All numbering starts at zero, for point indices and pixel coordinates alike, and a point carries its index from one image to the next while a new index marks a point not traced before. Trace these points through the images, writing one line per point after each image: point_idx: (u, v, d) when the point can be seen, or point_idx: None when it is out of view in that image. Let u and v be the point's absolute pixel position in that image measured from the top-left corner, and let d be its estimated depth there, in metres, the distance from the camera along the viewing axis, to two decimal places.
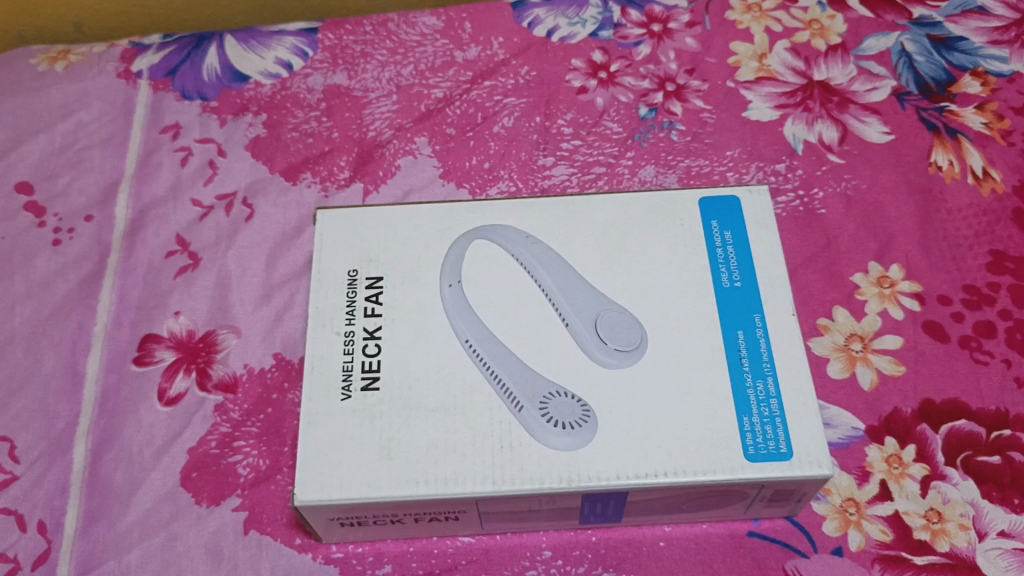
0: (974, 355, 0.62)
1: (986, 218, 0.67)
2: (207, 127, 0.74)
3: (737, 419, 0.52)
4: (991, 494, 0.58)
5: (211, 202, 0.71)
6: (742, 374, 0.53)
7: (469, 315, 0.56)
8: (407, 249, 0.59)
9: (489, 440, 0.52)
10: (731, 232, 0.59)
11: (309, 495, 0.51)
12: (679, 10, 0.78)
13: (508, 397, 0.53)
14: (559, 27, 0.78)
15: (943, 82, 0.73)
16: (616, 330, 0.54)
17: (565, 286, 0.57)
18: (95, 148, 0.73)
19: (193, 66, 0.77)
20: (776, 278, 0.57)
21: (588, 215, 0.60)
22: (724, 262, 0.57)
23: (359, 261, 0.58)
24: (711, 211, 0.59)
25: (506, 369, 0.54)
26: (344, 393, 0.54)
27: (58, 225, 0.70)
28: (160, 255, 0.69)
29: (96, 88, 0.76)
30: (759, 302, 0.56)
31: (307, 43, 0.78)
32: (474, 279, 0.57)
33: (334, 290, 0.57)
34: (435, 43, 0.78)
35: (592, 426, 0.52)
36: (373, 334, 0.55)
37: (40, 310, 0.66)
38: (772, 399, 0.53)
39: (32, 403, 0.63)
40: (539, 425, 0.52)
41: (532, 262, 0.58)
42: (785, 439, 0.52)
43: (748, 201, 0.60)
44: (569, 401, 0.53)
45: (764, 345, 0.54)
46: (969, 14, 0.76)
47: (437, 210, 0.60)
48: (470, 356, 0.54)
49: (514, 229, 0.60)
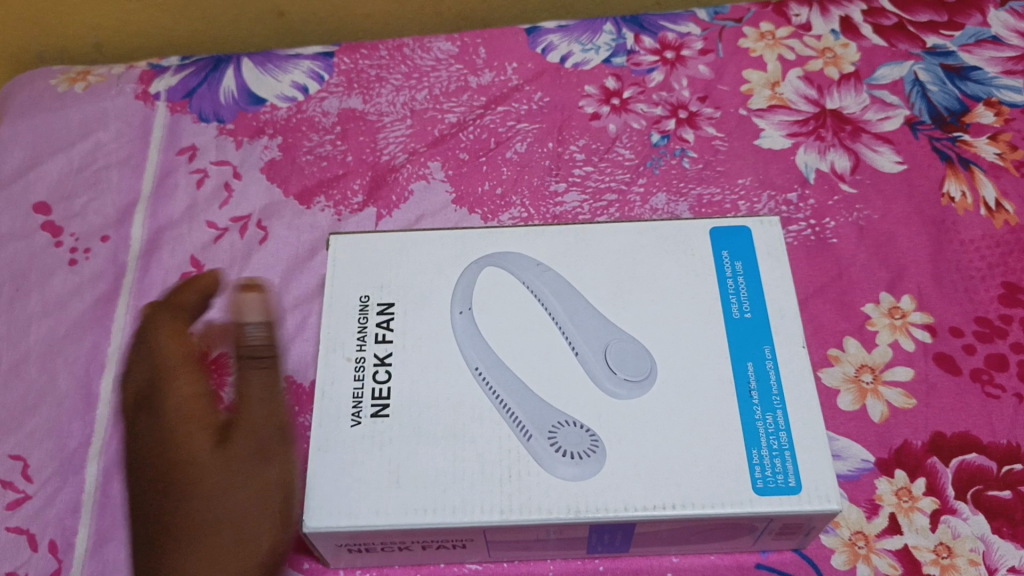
0: (985, 389, 0.61)
1: (999, 249, 0.67)
2: (223, 149, 0.75)
3: (746, 451, 0.52)
4: (1001, 529, 0.57)
5: (226, 224, 0.71)
6: (752, 406, 0.53)
7: (479, 341, 0.56)
8: (418, 274, 0.60)
9: (496, 471, 0.52)
10: (742, 261, 0.59)
11: (319, 521, 0.51)
12: (692, 37, 0.78)
13: (517, 425, 0.53)
14: (572, 53, 0.78)
15: (956, 112, 0.73)
16: (627, 359, 0.55)
17: (576, 314, 0.57)
18: (113, 168, 0.74)
19: (211, 88, 0.78)
20: (787, 309, 0.57)
21: (598, 244, 0.61)
22: (735, 293, 0.58)
23: (370, 286, 0.59)
24: (723, 240, 0.60)
25: (515, 396, 0.54)
26: (354, 419, 0.54)
27: (75, 245, 0.71)
28: (174, 276, 0.69)
29: (114, 109, 0.77)
30: (769, 333, 0.56)
31: (323, 67, 0.79)
32: (486, 304, 0.58)
33: (345, 315, 0.58)
34: (449, 69, 0.78)
35: (601, 456, 0.52)
36: (384, 360, 0.56)
37: (55, 328, 0.67)
38: (782, 432, 0.52)
39: (45, 422, 0.64)
40: (548, 454, 0.52)
41: (543, 289, 0.58)
42: (794, 473, 0.51)
43: (761, 233, 0.60)
44: (578, 430, 0.53)
45: (774, 376, 0.54)
46: (983, 44, 0.76)
47: (451, 237, 0.61)
48: (480, 382, 0.55)
49: (525, 256, 0.60)
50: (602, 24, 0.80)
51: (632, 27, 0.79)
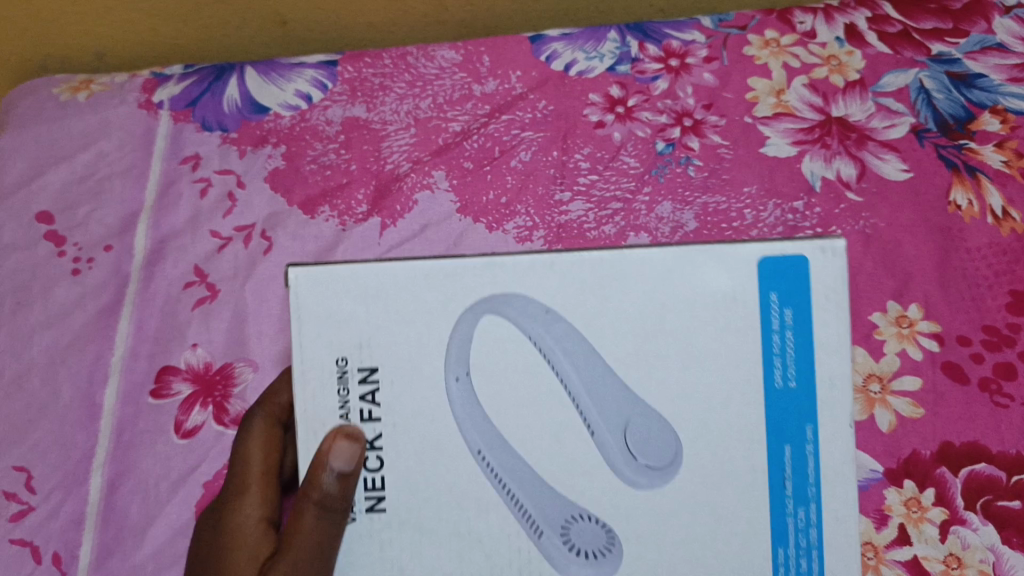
0: (993, 398, 0.62)
1: (1006, 257, 0.67)
2: (226, 158, 0.74)
3: (773, 549, 0.49)
4: (1011, 539, 0.58)
5: (230, 234, 0.71)
6: (783, 501, 0.49)
7: (481, 420, 0.49)
8: (401, 330, 0.49)
9: (506, 572, 0.49)
10: (793, 309, 0.48)
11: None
12: (697, 45, 0.77)
13: (528, 521, 0.49)
14: (576, 61, 0.77)
15: (963, 120, 0.72)
16: (648, 446, 0.48)
17: (594, 385, 0.49)
18: (116, 177, 0.75)
19: (214, 96, 0.77)
20: (837, 374, 0.48)
21: (619, 280, 0.49)
22: (779, 356, 0.48)
23: (348, 346, 0.50)
24: (772, 279, 0.48)
25: (522, 486, 0.49)
26: (348, 515, 0.49)
27: (78, 255, 0.71)
28: (178, 286, 0.70)
29: (117, 118, 0.77)
30: (813, 408, 0.48)
31: (328, 76, 0.77)
32: (488, 369, 0.49)
33: (326, 385, 0.50)
34: (453, 77, 0.77)
35: (617, 555, 0.49)
36: (373, 445, 0.49)
37: (59, 340, 0.68)
38: (812, 529, 0.49)
39: (48, 435, 0.65)
40: (561, 553, 0.49)
41: (552, 349, 0.48)
42: (818, 573, 0.49)
43: (822, 267, 0.48)
44: (592, 526, 0.49)
45: (812, 464, 0.48)
46: (988, 52, 0.75)
47: (437, 271, 0.49)
48: (485, 471, 0.49)
49: (529, 300, 0.49)
50: (606, 32, 0.79)
51: (636, 35, 0.78)
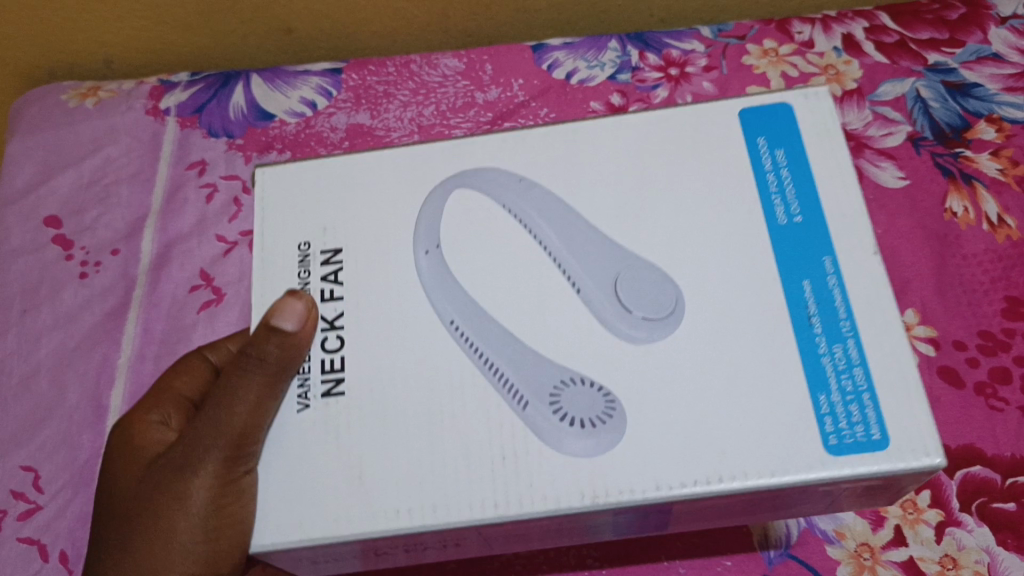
0: (989, 402, 0.62)
1: (1002, 264, 0.67)
2: (232, 164, 0.76)
3: (813, 398, 0.43)
4: (1007, 541, 0.58)
5: (235, 238, 0.73)
6: (815, 340, 0.44)
7: (454, 289, 0.47)
8: (369, 211, 0.50)
9: (488, 453, 0.43)
10: (783, 149, 0.49)
11: (261, 539, 0.43)
12: (696, 54, 0.79)
13: (507, 390, 0.45)
14: (577, 69, 0.79)
15: (958, 128, 0.73)
16: (644, 296, 0.45)
17: (577, 246, 0.48)
18: (123, 183, 0.76)
19: (220, 103, 0.78)
20: (851, 208, 0.47)
21: (599, 146, 0.51)
22: (779, 189, 0.48)
23: (312, 231, 0.50)
24: (756, 127, 0.50)
25: (501, 355, 0.46)
26: (302, 402, 0.46)
27: (85, 258, 0.73)
28: (184, 289, 0.71)
29: (125, 125, 0.78)
30: (828, 238, 0.46)
31: (331, 83, 0.79)
32: (461, 243, 0.49)
33: (285, 271, 0.49)
34: (457, 85, 0.78)
35: (619, 421, 0.43)
36: (334, 325, 0.47)
37: (66, 342, 0.70)
38: (856, 368, 0.43)
39: (56, 435, 0.66)
40: (550, 426, 0.44)
41: (531, 216, 0.49)
42: (877, 424, 0.42)
43: (805, 107, 0.50)
44: (586, 391, 0.44)
45: (839, 296, 0.45)
46: (984, 62, 0.76)
47: (402, 161, 0.51)
48: (456, 337, 0.46)
49: (506, 172, 0.51)
50: (607, 41, 0.80)
51: (636, 44, 0.80)
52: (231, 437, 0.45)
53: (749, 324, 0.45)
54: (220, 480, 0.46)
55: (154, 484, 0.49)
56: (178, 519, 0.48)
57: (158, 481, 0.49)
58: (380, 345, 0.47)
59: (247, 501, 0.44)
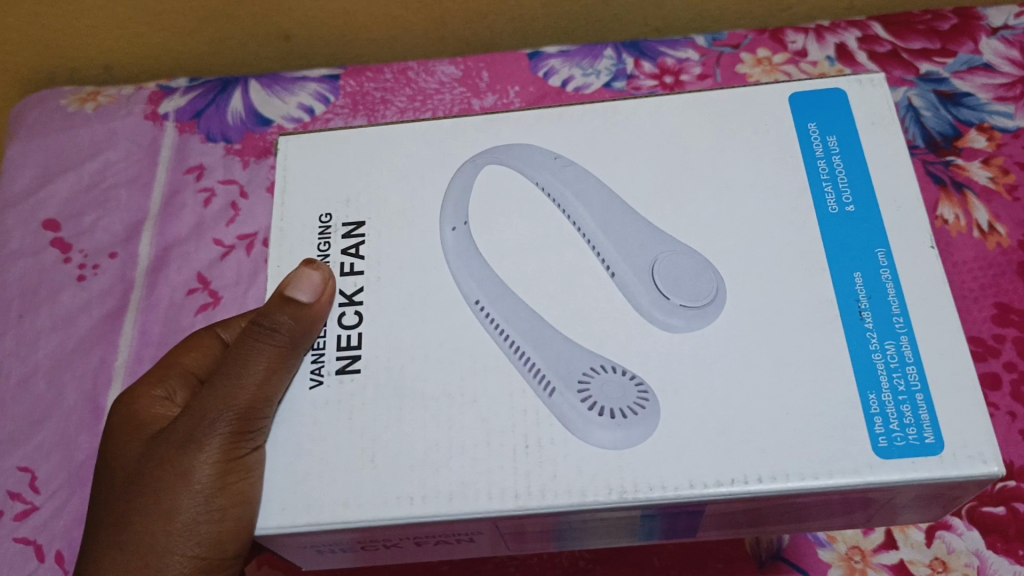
0: None
1: (992, 270, 0.68)
2: (230, 169, 0.76)
3: (863, 396, 0.44)
4: (996, 544, 0.59)
5: (233, 241, 0.73)
6: (866, 336, 0.45)
7: (481, 268, 0.49)
8: (396, 183, 0.53)
9: (509, 439, 0.45)
10: (835, 137, 0.51)
11: (266, 520, 0.44)
12: (691, 63, 0.79)
13: (535, 377, 0.46)
14: (573, 77, 0.79)
15: (950, 137, 0.74)
16: (681, 283, 0.47)
17: (607, 225, 0.50)
18: (122, 187, 0.77)
19: (219, 108, 0.79)
20: (905, 198, 0.49)
21: (633, 128, 0.53)
22: (831, 182, 0.50)
23: (335, 203, 0.52)
24: (807, 113, 0.52)
25: (530, 340, 0.47)
26: (315, 377, 0.47)
27: (84, 261, 0.74)
28: (181, 292, 0.72)
29: (124, 129, 0.79)
30: (881, 231, 0.48)
31: (329, 89, 0.80)
32: (485, 219, 0.51)
33: (305, 241, 0.51)
34: (453, 92, 0.79)
35: (653, 417, 0.44)
36: (352, 299, 0.49)
37: (64, 344, 0.71)
38: (909, 366, 0.45)
39: (53, 436, 0.67)
40: (580, 417, 0.45)
41: (563, 195, 0.51)
42: (932, 427, 0.43)
43: (858, 93, 0.52)
44: (618, 381, 0.46)
45: (892, 289, 0.47)
46: (975, 72, 0.76)
47: (432, 139, 0.54)
48: (479, 317, 0.48)
49: (539, 150, 0.53)
50: (602, 49, 0.80)
51: (631, 53, 0.80)
52: (241, 408, 0.46)
53: (730, 338, 0.46)
54: (228, 454, 0.46)
55: (154, 460, 0.49)
56: (180, 497, 0.48)
57: (159, 457, 0.49)
58: (375, 346, 0.48)
59: (255, 479, 0.45)
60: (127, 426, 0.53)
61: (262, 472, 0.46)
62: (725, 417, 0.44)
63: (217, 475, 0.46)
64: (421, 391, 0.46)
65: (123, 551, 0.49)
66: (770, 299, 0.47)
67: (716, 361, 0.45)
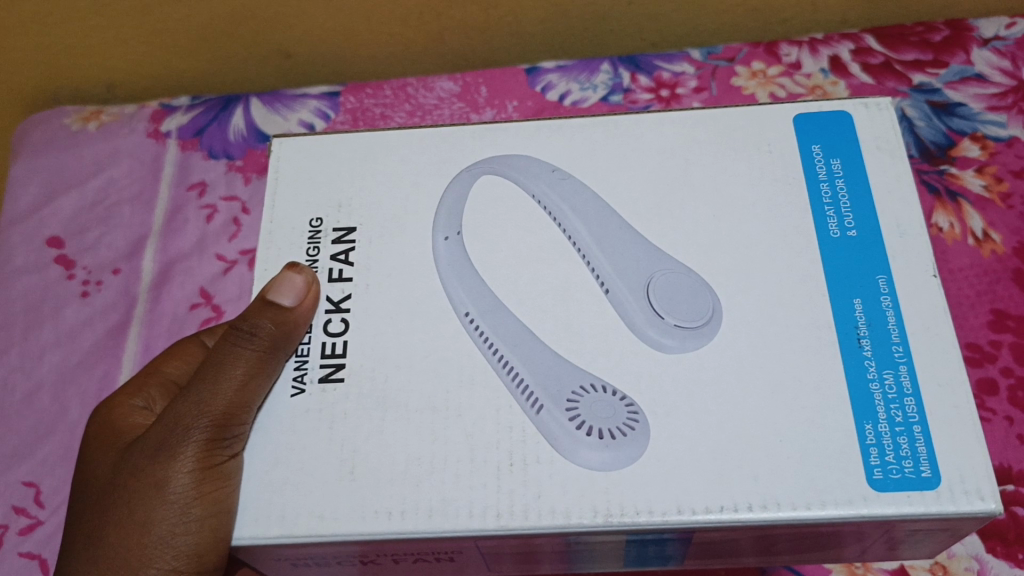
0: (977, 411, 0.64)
1: (987, 277, 0.69)
2: (232, 185, 0.77)
3: (859, 426, 0.44)
4: (996, 548, 0.59)
5: (234, 257, 0.74)
6: (864, 364, 0.46)
7: (470, 276, 0.50)
8: (390, 188, 0.53)
9: (494, 455, 0.45)
10: (840, 159, 0.52)
11: (241, 530, 0.45)
12: (687, 76, 0.81)
13: (525, 395, 0.47)
14: (571, 91, 0.80)
15: (943, 146, 0.75)
16: (676, 303, 0.48)
17: (602, 239, 0.51)
18: (125, 204, 0.78)
19: (220, 125, 0.80)
20: (908, 224, 0.50)
21: (632, 137, 0.54)
22: (834, 207, 0.50)
23: (325, 207, 0.53)
24: (810, 135, 0.53)
25: (520, 356, 0.48)
26: (297, 386, 0.48)
27: (88, 278, 0.75)
28: (184, 307, 0.72)
29: (126, 147, 0.80)
30: (883, 259, 0.49)
31: (329, 106, 0.81)
32: (476, 227, 0.52)
33: (294, 245, 0.52)
34: (452, 107, 0.80)
35: (644, 439, 0.45)
36: (339, 306, 0.50)
37: (68, 359, 0.71)
38: (908, 399, 0.45)
39: (57, 450, 0.68)
40: (567, 438, 0.46)
41: (559, 209, 0.52)
42: (928, 463, 0.44)
43: (865, 119, 0.53)
44: (608, 401, 0.46)
45: (893, 317, 0.47)
46: (967, 82, 0.77)
47: (428, 147, 0.55)
48: (468, 328, 0.49)
49: (538, 160, 0.54)
50: (599, 64, 0.81)
51: (628, 67, 0.81)
52: (218, 415, 0.47)
53: (725, 346, 0.47)
54: (204, 461, 0.47)
55: (128, 469, 0.49)
56: (155, 507, 0.48)
57: (133, 467, 0.49)
58: (371, 357, 0.48)
59: (233, 485, 0.46)
60: (106, 433, 0.53)
61: (240, 479, 0.46)
62: (721, 423, 0.45)
63: (193, 482, 0.47)
64: (420, 401, 0.47)
65: (97, 564, 0.49)
66: (763, 306, 0.48)
67: (712, 371, 0.46)
